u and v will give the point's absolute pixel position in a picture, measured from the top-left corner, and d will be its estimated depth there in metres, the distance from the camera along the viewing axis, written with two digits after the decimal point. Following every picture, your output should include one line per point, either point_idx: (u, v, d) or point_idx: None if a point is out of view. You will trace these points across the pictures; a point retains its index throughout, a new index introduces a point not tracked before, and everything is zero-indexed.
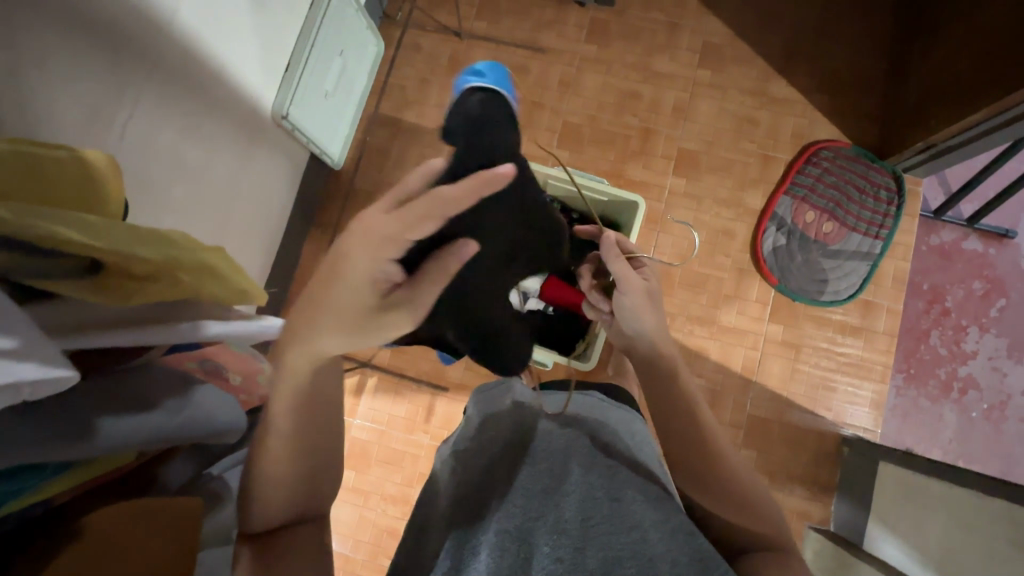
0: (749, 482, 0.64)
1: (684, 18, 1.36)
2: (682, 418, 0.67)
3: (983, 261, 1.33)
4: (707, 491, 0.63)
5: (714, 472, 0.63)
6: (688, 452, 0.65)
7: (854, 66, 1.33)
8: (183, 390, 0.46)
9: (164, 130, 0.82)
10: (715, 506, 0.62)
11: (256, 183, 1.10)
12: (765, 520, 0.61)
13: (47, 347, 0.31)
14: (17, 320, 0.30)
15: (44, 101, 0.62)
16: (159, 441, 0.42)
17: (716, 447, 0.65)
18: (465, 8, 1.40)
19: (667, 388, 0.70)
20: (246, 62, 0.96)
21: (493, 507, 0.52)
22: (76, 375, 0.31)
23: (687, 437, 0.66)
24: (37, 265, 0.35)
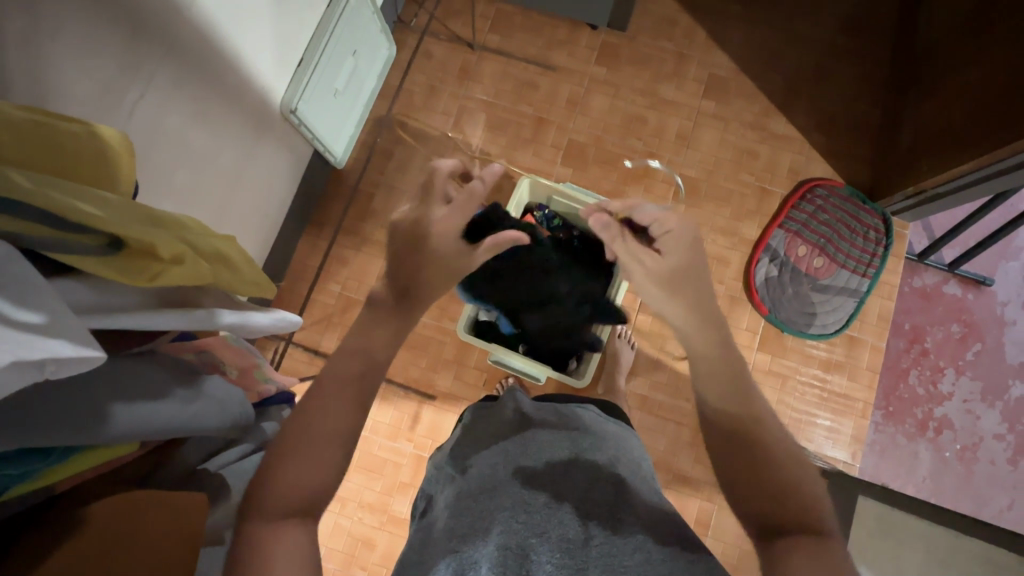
0: (801, 466, 0.58)
1: (692, 49, 1.40)
2: (728, 385, 0.64)
3: (961, 306, 1.38)
4: (748, 476, 0.57)
5: (754, 454, 0.58)
6: (728, 431, 0.60)
7: (850, 109, 1.38)
8: (192, 380, 0.45)
9: (173, 114, 0.80)
10: (750, 494, 0.56)
11: (258, 175, 1.08)
12: (810, 513, 0.54)
13: (77, 327, 0.31)
14: (46, 295, 0.30)
15: (54, 73, 0.60)
16: (168, 430, 0.41)
17: (762, 423, 0.60)
18: (480, 19, 1.41)
19: (710, 353, 0.67)
20: (260, 53, 0.95)
21: (493, 519, 0.51)
22: (105, 356, 0.31)
23: (728, 410, 0.61)
24: (62, 238, 0.33)
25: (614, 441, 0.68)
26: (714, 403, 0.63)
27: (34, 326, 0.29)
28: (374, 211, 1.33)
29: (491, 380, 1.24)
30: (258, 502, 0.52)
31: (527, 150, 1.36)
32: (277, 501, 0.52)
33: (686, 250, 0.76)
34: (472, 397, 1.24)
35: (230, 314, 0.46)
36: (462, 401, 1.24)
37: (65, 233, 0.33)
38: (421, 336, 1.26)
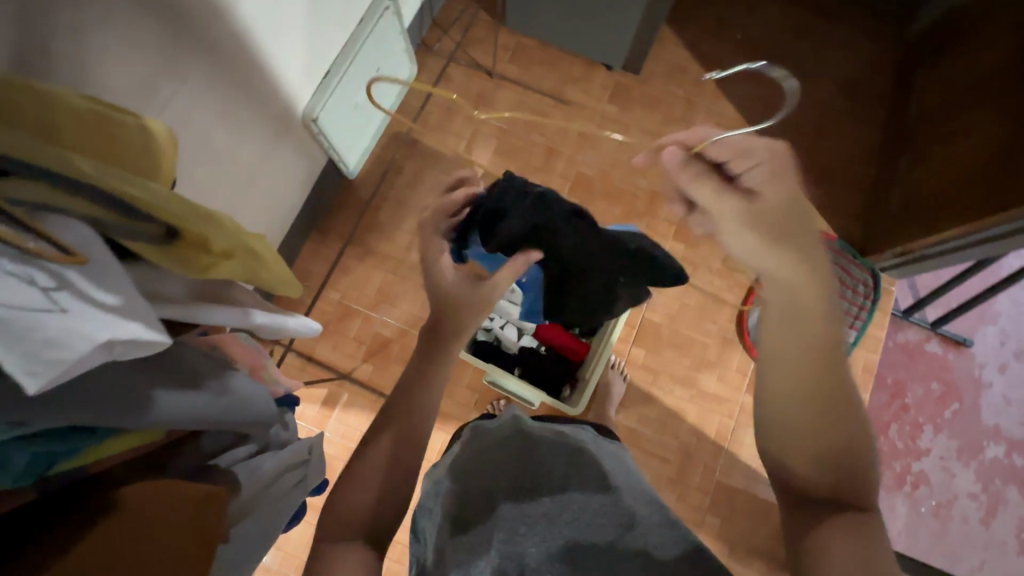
0: (864, 442, 0.56)
1: (701, 98, 1.46)
2: (803, 345, 0.60)
3: (942, 365, 1.42)
4: (801, 448, 0.57)
5: (817, 425, 0.56)
6: (793, 399, 0.58)
7: (846, 167, 1.45)
8: (219, 374, 0.45)
9: (201, 111, 0.82)
10: (801, 466, 0.57)
11: (274, 177, 1.09)
12: (859, 491, 0.54)
13: (144, 312, 0.34)
14: (120, 283, 0.34)
15: (96, 62, 0.62)
16: (198, 422, 0.41)
17: (835, 394, 0.57)
18: (501, 50, 1.46)
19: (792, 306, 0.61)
20: (290, 62, 0.97)
21: (494, 533, 0.54)
22: (168, 341, 0.34)
23: (796, 376, 0.59)
24: (128, 224, 0.36)
25: (613, 460, 0.68)
26: (782, 364, 0.60)
27: (111, 307, 0.32)
28: (381, 224, 1.35)
29: (483, 400, 1.24)
30: (328, 527, 0.64)
31: (536, 179, 1.40)
32: (347, 519, 0.64)
33: (778, 182, 0.62)
34: (462, 416, 1.24)
35: (263, 313, 0.47)
36: (452, 420, 1.24)
37: (129, 220, 0.36)
38: None
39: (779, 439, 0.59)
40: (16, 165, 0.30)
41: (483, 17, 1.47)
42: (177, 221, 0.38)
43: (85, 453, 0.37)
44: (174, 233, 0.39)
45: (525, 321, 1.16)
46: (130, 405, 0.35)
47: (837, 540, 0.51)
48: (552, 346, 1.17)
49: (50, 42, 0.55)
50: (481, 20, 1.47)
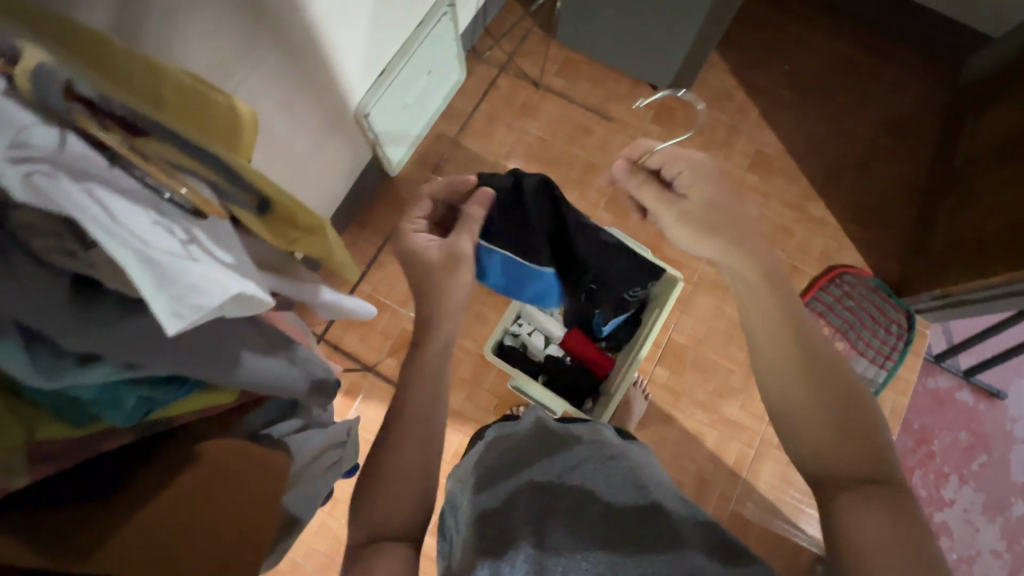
0: (866, 412, 0.65)
1: (743, 124, 1.47)
2: (795, 348, 0.71)
3: (972, 415, 1.39)
4: (811, 435, 0.66)
5: (819, 412, 0.66)
6: (792, 393, 0.68)
7: (886, 205, 1.43)
8: (288, 344, 0.48)
9: (266, 96, 0.85)
10: (816, 447, 0.65)
11: (323, 168, 1.12)
12: (872, 457, 0.62)
13: (251, 274, 0.36)
14: (232, 250, 0.36)
15: (177, 40, 0.65)
16: (275, 382, 0.44)
17: (825, 381, 0.68)
18: (549, 63, 1.49)
19: (761, 313, 0.78)
20: (351, 57, 1.00)
21: (524, 519, 0.55)
22: (271, 301, 0.35)
23: (793, 376, 0.69)
24: (233, 191, 0.37)
25: (641, 455, 0.69)
26: (778, 373, 0.71)
27: (230, 263, 0.34)
28: None
29: (502, 406, 1.25)
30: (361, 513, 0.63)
31: (573, 191, 1.41)
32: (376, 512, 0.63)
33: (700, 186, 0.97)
34: (480, 419, 1.25)
35: (327, 291, 0.51)
36: (471, 422, 1.24)
37: (233, 185, 0.37)
38: None
39: (789, 426, 0.68)
40: (155, 126, 0.32)
41: (535, 31, 1.50)
42: (274, 195, 0.39)
43: (175, 404, 0.42)
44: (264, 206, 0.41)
45: (554, 328, 1.18)
46: (220, 342, 0.38)
47: (864, 510, 0.56)
48: (578, 357, 1.17)
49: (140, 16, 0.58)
50: (533, 33, 1.50)
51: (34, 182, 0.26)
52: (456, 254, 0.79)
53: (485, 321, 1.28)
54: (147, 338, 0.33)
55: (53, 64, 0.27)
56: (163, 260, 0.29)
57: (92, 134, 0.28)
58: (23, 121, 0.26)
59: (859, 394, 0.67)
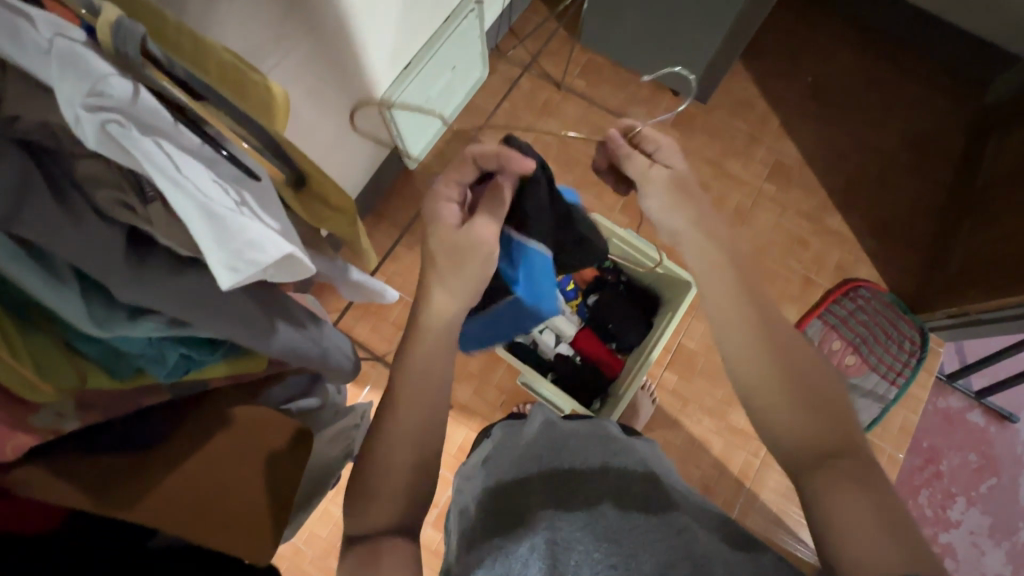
0: (832, 387, 0.60)
1: (764, 134, 1.46)
2: (756, 326, 0.63)
3: (982, 437, 1.37)
4: (788, 423, 0.58)
5: (789, 394, 0.58)
6: (761, 375, 0.60)
7: (904, 222, 1.42)
8: (315, 323, 0.50)
9: (295, 83, 0.86)
10: (788, 435, 0.57)
11: (344, 159, 1.14)
12: (840, 436, 0.56)
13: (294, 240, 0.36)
14: (279, 215, 0.36)
15: (216, 22, 0.66)
16: (301, 356, 0.45)
17: (791, 362, 0.60)
18: (572, 64, 1.49)
19: (712, 287, 0.68)
20: (379, 48, 1.01)
21: (536, 519, 0.54)
22: (313, 272, 0.36)
23: (758, 357, 0.61)
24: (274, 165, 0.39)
25: (649, 451, 0.69)
26: (743, 354, 0.62)
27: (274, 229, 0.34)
28: None
29: (510, 403, 1.25)
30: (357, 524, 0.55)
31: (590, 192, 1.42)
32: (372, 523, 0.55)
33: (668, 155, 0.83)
34: (487, 415, 1.25)
35: (356, 272, 0.52)
36: (478, 417, 1.24)
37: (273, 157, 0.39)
38: None
39: (760, 414, 0.61)
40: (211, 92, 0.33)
41: (560, 32, 1.50)
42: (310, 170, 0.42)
43: (205, 368, 0.43)
44: (299, 185, 0.43)
45: (566, 328, 1.15)
46: (257, 306, 0.39)
47: (843, 495, 0.50)
48: (587, 357, 1.17)
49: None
50: (557, 34, 1.51)
51: (109, 129, 0.26)
52: (473, 241, 0.62)
53: None
54: (192, 295, 0.33)
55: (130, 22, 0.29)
56: (222, 214, 0.29)
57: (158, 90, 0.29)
58: (100, 70, 0.26)
59: (820, 370, 0.60)
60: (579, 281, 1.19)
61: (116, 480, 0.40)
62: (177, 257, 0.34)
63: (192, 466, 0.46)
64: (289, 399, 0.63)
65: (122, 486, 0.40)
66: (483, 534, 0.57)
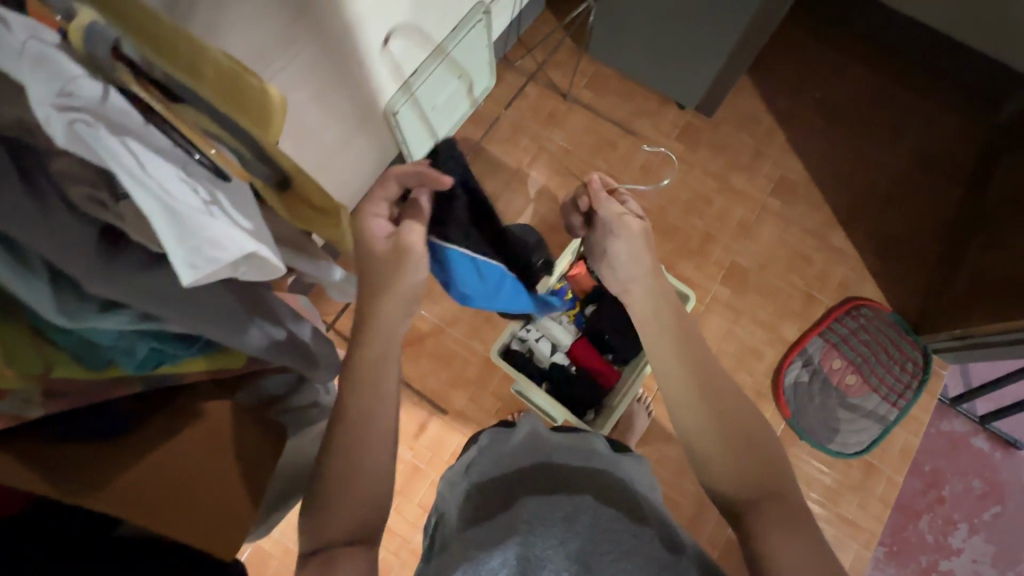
0: (760, 423, 0.59)
1: (769, 149, 1.46)
2: (688, 363, 0.62)
3: (987, 462, 1.34)
4: (722, 468, 0.56)
5: (721, 436, 0.57)
6: (695, 414, 0.59)
7: (910, 241, 1.41)
8: (292, 323, 0.51)
9: (301, 87, 0.88)
10: (721, 480, 0.56)
11: (348, 163, 1.15)
12: (769, 477, 0.55)
13: (267, 238, 0.37)
14: (253, 214, 0.37)
15: (223, 25, 0.68)
16: (275, 354, 0.46)
17: (722, 403, 0.59)
18: (579, 75, 1.50)
19: (646, 324, 0.67)
20: (385, 55, 1.03)
21: (507, 531, 0.52)
22: (284, 271, 0.36)
23: (688, 398, 0.60)
24: (256, 165, 0.40)
25: (631, 467, 0.68)
26: (680, 394, 0.61)
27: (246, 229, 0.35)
28: None
29: (505, 410, 1.25)
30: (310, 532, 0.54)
31: None
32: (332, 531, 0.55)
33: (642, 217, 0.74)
34: (482, 422, 1.25)
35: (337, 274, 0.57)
36: (472, 423, 1.24)
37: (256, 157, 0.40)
38: (448, 349, 1.28)
39: (695, 455, 0.59)
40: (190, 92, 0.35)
41: (568, 42, 1.52)
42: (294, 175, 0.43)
43: (182, 362, 0.44)
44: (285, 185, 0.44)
45: (561, 336, 1.18)
46: (230, 305, 0.40)
47: (781, 542, 0.49)
48: (583, 367, 1.17)
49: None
50: (565, 44, 1.52)
51: (77, 126, 0.26)
52: (403, 248, 0.62)
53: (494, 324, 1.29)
54: (162, 292, 0.34)
55: (105, 25, 0.31)
56: (188, 211, 0.30)
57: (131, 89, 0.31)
58: (72, 72, 0.27)
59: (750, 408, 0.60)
60: (579, 290, 1.21)
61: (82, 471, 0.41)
62: (150, 254, 0.34)
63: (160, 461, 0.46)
64: (272, 397, 0.63)
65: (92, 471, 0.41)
66: (455, 547, 0.56)
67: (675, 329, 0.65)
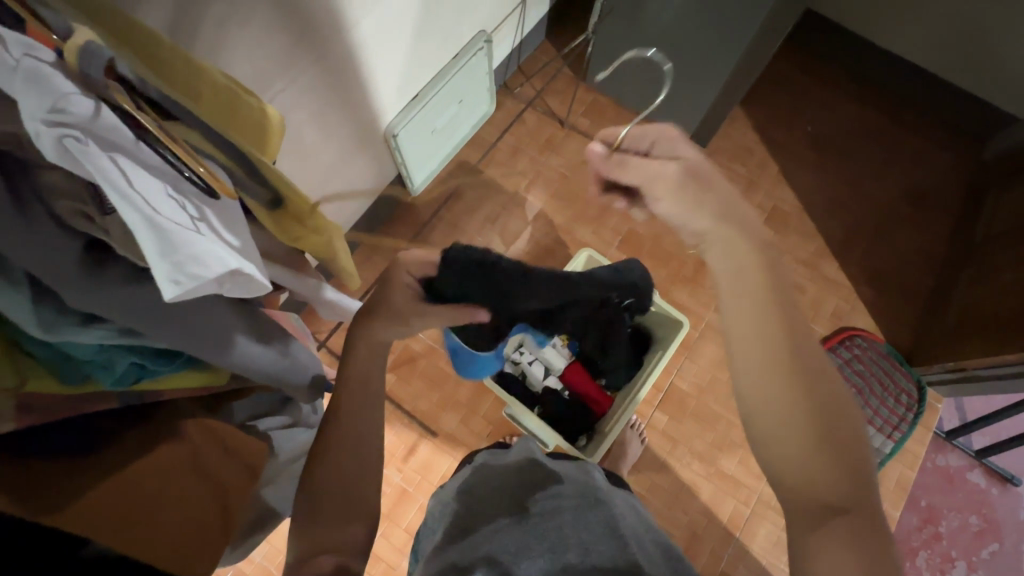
0: (854, 421, 0.49)
1: (762, 179, 1.48)
2: (785, 348, 0.49)
3: (983, 498, 1.32)
4: (801, 473, 0.47)
5: (808, 431, 0.47)
6: (769, 394, 0.49)
7: (902, 273, 1.42)
8: (284, 339, 0.51)
9: (301, 109, 0.89)
10: (796, 486, 0.48)
11: (346, 184, 1.16)
12: (855, 478, 0.47)
13: (252, 253, 0.38)
14: (241, 231, 0.38)
15: (224, 48, 0.69)
16: (262, 373, 0.46)
17: (818, 400, 0.48)
18: (577, 103, 1.53)
19: (740, 288, 0.52)
20: (386, 79, 1.05)
21: (479, 562, 0.52)
22: (269, 289, 0.38)
23: (779, 388, 0.49)
24: (248, 181, 0.41)
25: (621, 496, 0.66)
26: (770, 382, 0.49)
27: (233, 247, 0.36)
28: (432, 243, 1.40)
29: (496, 434, 1.24)
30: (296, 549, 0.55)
31: (588, 227, 1.43)
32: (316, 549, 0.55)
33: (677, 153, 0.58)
34: (472, 445, 1.23)
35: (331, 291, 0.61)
36: (463, 446, 1.23)
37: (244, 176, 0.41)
38: (440, 371, 1.27)
39: (767, 451, 0.50)
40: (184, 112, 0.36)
41: (565, 71, 1.55)
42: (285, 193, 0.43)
43: (162, 379, 0.44)
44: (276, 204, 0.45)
45: (555, 360, 1.15)
46: (215, 325, 0.40)
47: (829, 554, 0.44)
48: (575, 392, 1.16)
49: (190, 23, 0.63)
50: (563, 73, 1.56)
51: (65, 145, 0.27)
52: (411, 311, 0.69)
53: None
54: (141, 309, 0.34)
55: (99, 44, 0.30)
56: (171, 231, 0.31)
57: (124, 109, 0.30)
58: (65, 89, 0.27)
59: (844, 405, 0.49)
60: None
61: (50, 485, 0.40)
62: (137, 269, 0.34)
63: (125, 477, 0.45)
64: (259, 414, 0.63)
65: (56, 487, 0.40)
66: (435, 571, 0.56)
67: (775, 302, 0.51)
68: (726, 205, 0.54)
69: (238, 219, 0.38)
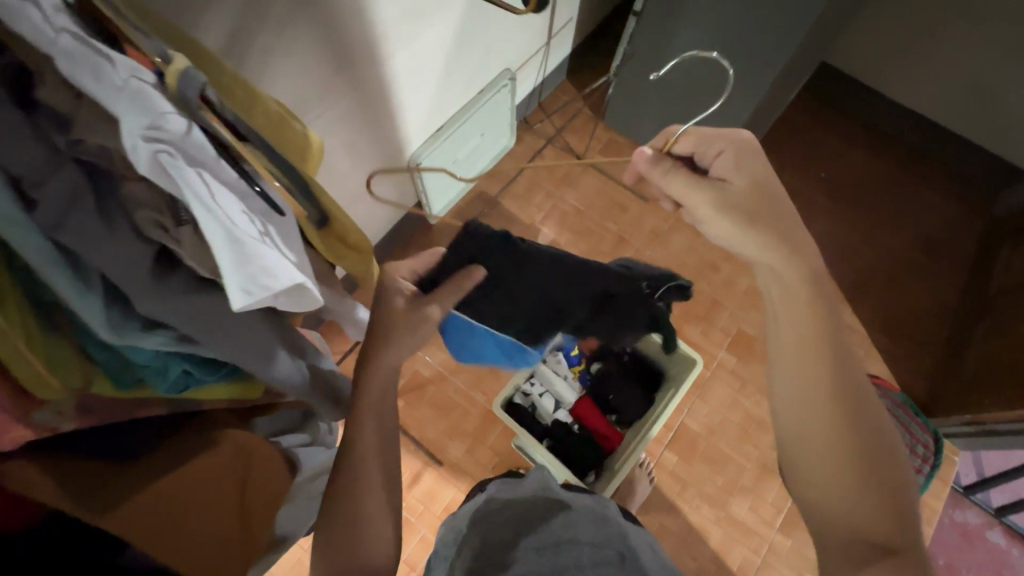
0: (895, 452, 0.51)
1: None
2: (830, 379, 0.52)
3: (1004, 559, 1.28)
4: (842, 496, 0.51)
5: (852, 462, 0.50)
6: (813, 423, 0.52)
7: (916, 322, 1.42)
8: (315, 356, 0.51)
9: (332, 135, 0.93)
10: (836, 507, 0.51)
11: (369, 209, 1.19)
12: (896, 509, 0.49)
13: (305, 268, 0.39)
14: (296, 248, 0.39)
15: (266, 76, 0.73)
16: (295, 389, 0.46)
17: (857, 428, 0.51)
18: (594, 141, 1.57)
19: (788, 317, 0.54)
20: (414, 110, 1.09)
21: None
22: (321, 305, 0.38)
23: (821, 413, 0.52)
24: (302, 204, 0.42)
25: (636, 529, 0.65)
26: (815, 408, 0.53)
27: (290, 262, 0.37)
28: None
29: (502, 466, 1.22)
30: None
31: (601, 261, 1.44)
32: None
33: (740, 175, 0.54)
34: (478, 476, 1.21)
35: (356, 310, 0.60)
36: (468, 477, 1.21)
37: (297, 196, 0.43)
38: (448, 398, 1.26)
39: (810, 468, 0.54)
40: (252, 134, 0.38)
41: (584, 111, 1.60)
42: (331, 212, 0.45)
43: (202, 389, 0.44)
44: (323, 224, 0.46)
45: (566, 393, 1.16)
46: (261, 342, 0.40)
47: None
48: (585, 427, 1.15)
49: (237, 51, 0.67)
50: (582, 112, 1.60)
51: (159, 159, 0.28)
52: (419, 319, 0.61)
53: (497, 376, 1.28)
54: (198, 318, 0.35)
55: (195, 70, 0.32)
56: (244, 241, 0.32)
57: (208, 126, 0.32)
58: (162, 106, 0.29)
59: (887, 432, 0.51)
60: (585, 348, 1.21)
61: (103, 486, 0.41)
62: (198, 278, 0.35)
63: (172, 482, 0.45)
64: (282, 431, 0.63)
65: (106, 492, 0.41)
66: None
67: (825, 333, 0.53)
68: (781, 234, 0.53)
69: (293, 237, 0.38)
